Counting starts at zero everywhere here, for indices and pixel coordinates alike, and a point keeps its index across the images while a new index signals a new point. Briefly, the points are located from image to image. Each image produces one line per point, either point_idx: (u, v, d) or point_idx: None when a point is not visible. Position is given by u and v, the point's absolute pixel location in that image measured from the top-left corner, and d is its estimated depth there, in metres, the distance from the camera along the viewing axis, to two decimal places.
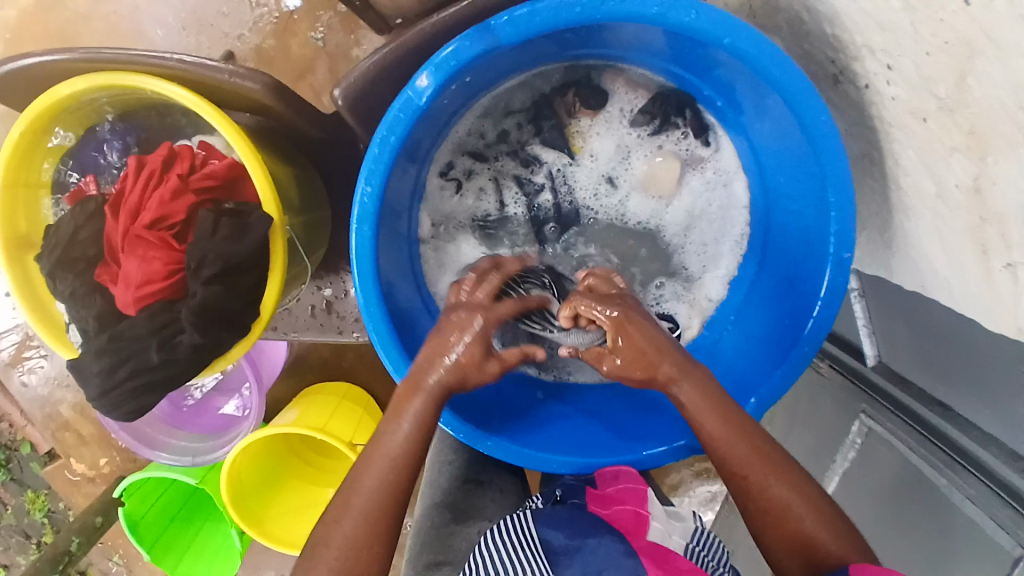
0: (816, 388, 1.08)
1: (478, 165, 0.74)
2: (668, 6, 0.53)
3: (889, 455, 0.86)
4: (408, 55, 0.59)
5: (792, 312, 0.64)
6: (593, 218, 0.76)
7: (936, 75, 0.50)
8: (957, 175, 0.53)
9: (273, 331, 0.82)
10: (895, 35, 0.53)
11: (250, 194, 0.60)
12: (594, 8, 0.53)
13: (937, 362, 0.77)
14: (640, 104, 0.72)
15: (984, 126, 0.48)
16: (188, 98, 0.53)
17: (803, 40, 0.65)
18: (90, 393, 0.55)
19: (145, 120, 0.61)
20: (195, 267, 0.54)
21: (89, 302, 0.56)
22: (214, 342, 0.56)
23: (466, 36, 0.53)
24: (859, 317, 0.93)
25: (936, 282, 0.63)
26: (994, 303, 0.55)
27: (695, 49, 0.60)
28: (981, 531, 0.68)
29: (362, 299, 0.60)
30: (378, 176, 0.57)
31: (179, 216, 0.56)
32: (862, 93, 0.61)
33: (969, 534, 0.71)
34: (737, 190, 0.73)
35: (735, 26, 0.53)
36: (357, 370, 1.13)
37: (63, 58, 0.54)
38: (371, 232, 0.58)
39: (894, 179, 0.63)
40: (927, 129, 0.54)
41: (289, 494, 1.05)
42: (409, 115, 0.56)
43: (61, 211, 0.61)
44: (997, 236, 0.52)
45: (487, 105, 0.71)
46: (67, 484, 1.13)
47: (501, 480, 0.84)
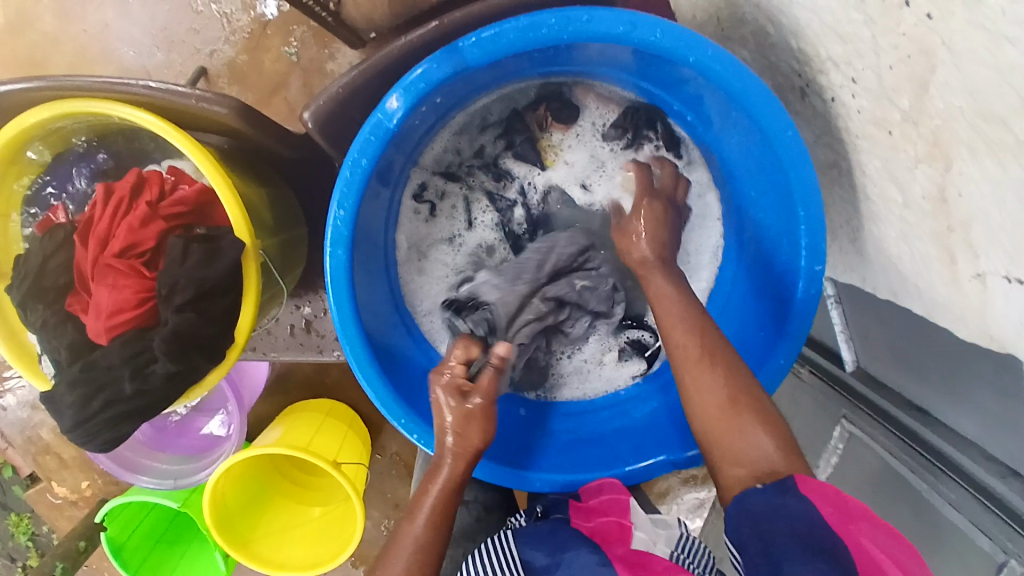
0: (798, 391, 1.09)
1: (450, 185, 0.75)
2: (635, 25, 0.53)
3: (871, 459, 0.87)
4: (378, 77, 0.59)
5: (767, 324, 0.65)
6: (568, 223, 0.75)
7: (896, 87, 0.51)
8: (923, 185, 0.54)
9: (252, 351, 0.82)
10: (856, 47, 0.53)
11: (220, 219, 0.59)
12: (561, 29, 0.53)
13: (915, 364, 0.79)
14: (610, 118, 0.73)
15: (946, 138, 0.49)
16: (155, 125, 0.52)
17: (769, 52, 0.66)
18: (64, 424, 0.55)
19: (115, 145, 0.60)
20: (167, 294, 0.54)
21: (61, 331, 0.55)
22: (188, 369, 0.55)
23: (434, 58, 0.54)
24: (837, 322, 0.94)
25: (908, 289, 0.64)
26: (965, 310, 0.56)
27: (663, 66, 0.61)
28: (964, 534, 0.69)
29: (338, 322, 0.60)
30: (351, 199, 0.57)
31: (148, 244, 0.55)
32: (828, 105, 0.62)
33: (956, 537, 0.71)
34: (710, 202, 0.74)
35: (700, 44, 0.54)
36: (341, 385, 1.12)
37: (31, 88, 0.54)
38: (346, 255, 0.58)
39: (863, 189, 0.64)
40: (892, 140, 0.55)
41: (274, 514, 1.04)
42: (380, 137, 0.56)
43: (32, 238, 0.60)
44: (964, 244, 0.53)
45: (463, 122, 0.72)
46: (49, 509, 1.11)
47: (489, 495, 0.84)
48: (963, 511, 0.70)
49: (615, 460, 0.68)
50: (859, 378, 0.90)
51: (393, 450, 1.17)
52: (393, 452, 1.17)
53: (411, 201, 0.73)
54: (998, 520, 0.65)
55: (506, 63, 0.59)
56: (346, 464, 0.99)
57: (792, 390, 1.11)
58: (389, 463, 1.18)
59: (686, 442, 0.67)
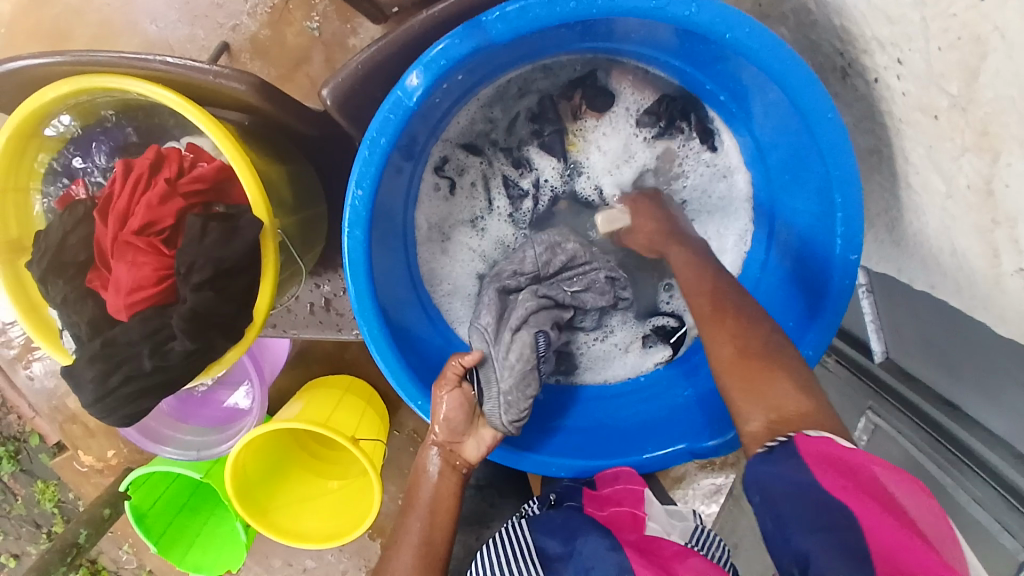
0: (822, 380, 1.06)
1: (472, 158, 0.72)
2: (667, 0, 0.51)
3: (896, 453, 0.85)
4: (398, 54, 0.57)
5: (796, 315, 0.64)
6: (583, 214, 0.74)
7: (945, 71, 0.48)
8: (968, 175, 0.51)
9: (272, 329, 0.82)
10: (904, 28, 0.50)
11: (240, 196, 0.59)
12: (589, 3, 0.51)
13: (948, 358, 0.76)
14: (645, 103, 0.70)
15: (995, 127, 0.46)
16: (175, 101, 0.52)
17: (810, 30, 0.63)
18: (84, 398, 0.55)
19: (136, 120, 0.60)
20: (185, 272, 0.54)
21: (81, 307, 0.55)
22: (206, 347, 0.55)
23: (456, 34, 0.52)
24: (866, 313, 0.91)
25: (946, 282, 0.61)
26: (1007, 308, 0.53)
27: (696, 45, 0.58)
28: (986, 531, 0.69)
29: (356, 304, 0.60)
30: (370, 178, 0.56)
31: (168, 221, 0.55)
32: (871, 88, 0.58)
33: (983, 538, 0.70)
34: (739, 183, 0.71)
35: (736, 21, 0.51)
36: (360, 362, 1.13)
37: (52, 63, 0.53)
38: (363, 236, 0.57)
39: (903, 177, 0.61)
40: (938, 127, 0.52)
41: (294, 485, 1.06)
42: (400, 116, 0.55)
43: (51, 210, 0.60)
44: (1009, 240, 0.50)
45: (493, 93, 0.69)
46: (76, 475, 1.13)
47: (504, 476, 0.83)
48: (987, 509, 0.69)
49: (633, 448, 0.68)
50: (886, 369, 0.88)
51: (411, 427, 1.18)
52: (410, 429, 1.18)
53: (432, 174, 0.71)
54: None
55: (530, 40, 0.57)
56: (364, 439, 1.00)
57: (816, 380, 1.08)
58: (407, 440, 1.19)
59: (704, 432, 0.66)
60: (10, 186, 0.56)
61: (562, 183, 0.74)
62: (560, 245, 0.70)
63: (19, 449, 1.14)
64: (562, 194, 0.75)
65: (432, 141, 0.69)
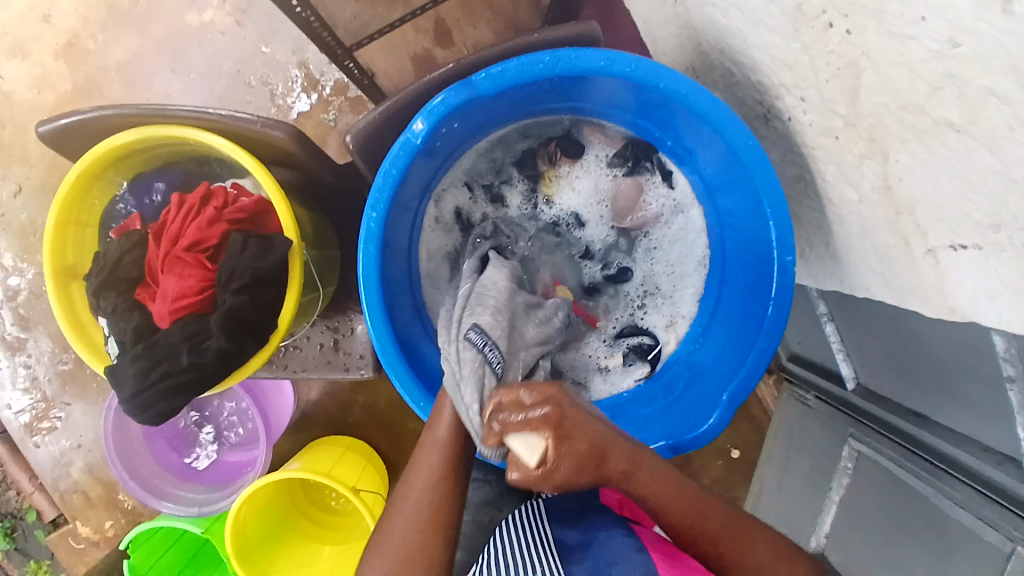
0: (805, 419, 1.11)
1: (467, 198, 0.85)
2: (613, 60, 0.64)
3: (878, 475, 0.89)
4: (407, 108, 0.71)
5: (755, 317, 0.73)
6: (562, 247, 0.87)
7: (834, 97, 0.61)
8: (870, 179, 0.63)
9: (283, 370, 0.88)
10: (800, 70, 0.64)
11: (273, 226, 0.69)
12: (554, 64, 0.64)
13: (906, 371, 0.82)
14: (612, 150, 0.84)
15: (880, 134, 0.58)
16: (227, 146, 0.64)
17: (735, 89, 0.79)
18: (124, 395, 0.62)
19: (185, 167, 0.72)
20: (225, 280, 0.62)
21: (129, 316, 0.64)
22: (238, 347, 0.63)
23: (452, 88, 0.65)
24: (832, 339, 0.97)
25: (878, 282, 0.71)
26: (927, 287, 0.62)
27: (645, 99, 0.72)
28: (971, 532, 0.70)
29: (370, 320, 0.69)
30: (382, 204, 0.67)
31: (212, 241, 0.65)
32: (787, 125, 0.73)
33: (965, 539, 0.71)
34: (694, 216, 0.83)
35: (667, 73, 0.65)
36: (362, 423, 1.18)
37: (118, 113, 0.65)
38: (377, 252, 0.68)
39: (825, 196, 0.73)
40: (839, 145, 0.65)
41: (290, 551, 1.05)
42: (408, 153, 0.67)
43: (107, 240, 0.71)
44: (913, 225, 0.60)
45: (492, 142, 0.83)
46: (70, 553, 1.13)
47: (502, 505, 0.86)
48: (970, 509, 0.70)
49: None
50: (861, 396, 0.95)
51: None
52: None
53: (435, 211, 0.83)
54: (999, 509, 0.67)
55: (511, 96, 0.71)
56: (365, 491, 1.03)
57: (798, 420, 1.14)
58: None
59: (683, 430, 0.73)
60: (72, 220, 0.68)
61: (536, 217, 0.86)
62: (505, 235, 0.83)
63: (15, 525, 1.15)
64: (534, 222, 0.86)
65: (440, 175, 0.81)
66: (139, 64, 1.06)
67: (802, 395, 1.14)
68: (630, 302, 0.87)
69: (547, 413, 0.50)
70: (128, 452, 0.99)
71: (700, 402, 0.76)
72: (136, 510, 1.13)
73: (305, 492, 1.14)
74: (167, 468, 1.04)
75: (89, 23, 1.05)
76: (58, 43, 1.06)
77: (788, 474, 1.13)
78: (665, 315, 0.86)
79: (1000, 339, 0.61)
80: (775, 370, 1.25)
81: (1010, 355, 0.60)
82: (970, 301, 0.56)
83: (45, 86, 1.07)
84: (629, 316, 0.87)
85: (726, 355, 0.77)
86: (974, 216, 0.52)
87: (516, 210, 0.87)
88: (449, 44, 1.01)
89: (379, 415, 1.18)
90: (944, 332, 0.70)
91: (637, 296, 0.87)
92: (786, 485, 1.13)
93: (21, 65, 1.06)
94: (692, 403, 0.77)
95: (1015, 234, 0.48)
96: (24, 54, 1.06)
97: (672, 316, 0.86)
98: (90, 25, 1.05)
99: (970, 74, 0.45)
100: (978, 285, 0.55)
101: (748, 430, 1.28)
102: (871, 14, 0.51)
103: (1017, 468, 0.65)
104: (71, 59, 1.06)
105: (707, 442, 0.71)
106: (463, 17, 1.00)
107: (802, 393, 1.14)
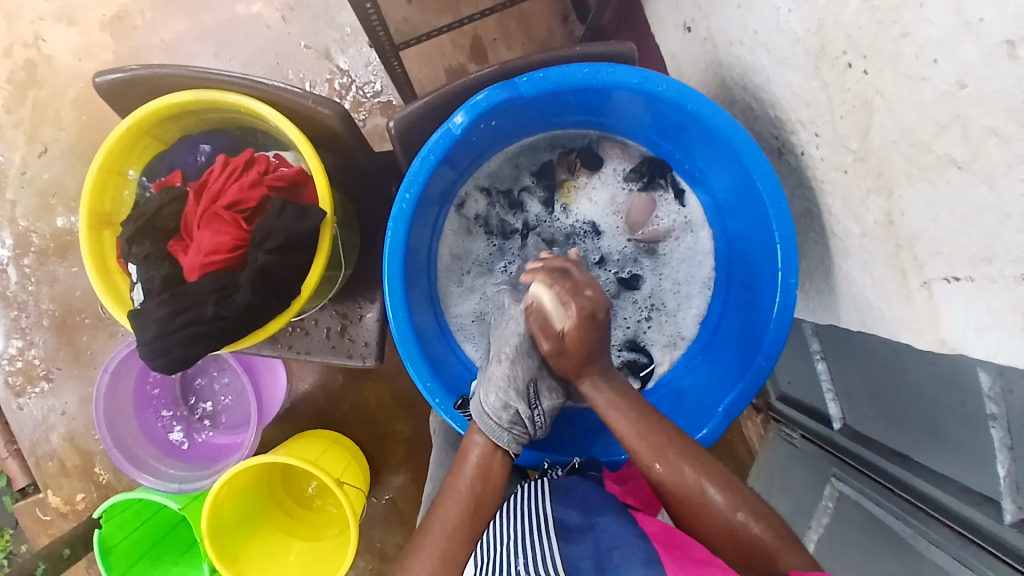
0: (789, 457, 1.14)
1: (486, 199, 0.89)
2: (646, 79, 0.69)
3: (856, 515, 0.91)
4: (448, 100, 0.75)
5: (754, 337, 0.77)
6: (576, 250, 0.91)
7: (847, 133, 0.66)
8: (874, 213, 0.67)
9: (287, 350, 0.88)
10: (816, 108, 0.69)
11: (308, 198, 0.72)
12: (593, 76, 0.69)
13: (892, 412, 0.84)
14: (629, 166, 0.89)
15: (886, 170, 0.63)
16: (276, 117, 0.67)
17: (754, 124, 0.84)
18: (144, 337, 0.64)
19: (233, 134, 0.77)
20: (260, 239, 0.65)
21: (159, 265, 0.67)
22: (261, 306, 0.65)
23: (495, 86, 0.69)
24: (824, 377, 0.99)
25: (873, 315, 0.74)
26: (919, 319, 0.65)
27: (668, 119, 0.76)
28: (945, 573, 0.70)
29: (391, 306, 0.72)
30: (417, 185, 0.71)
31: (251, 203, 0.68)
32: (799, 159, 0.78)
33: None
34: (703, 238, 0.89)
35: (693, 96, 0.69)
36: (350, 421, 1.16)
37: (172, 72, 0.68)
38: (405, 230, 0.71)
39: (830, 228, 0.78)
40: (848, 179, 0.70)
41: (263, 539, 1.03)
42: (446, 143, 0.70)
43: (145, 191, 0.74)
44: (911, 258, 0.64)
45: (518, 149, 0.88)
46: (35, 522, 1.12)
47: None
48: (947, 550, 0.71)
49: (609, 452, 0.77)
50: (847, 435, 0.96)
51: (389, 496, 1.17)
52: (388, 498, 1.17)
53: (456, 214, 0.88)
54: (975, 549, 0.68)
55: (546, 101, 0.75)
56: (348, 484, 1.02)
57: (782, 459, 1.16)
58: (384, 510, 1.17)
59: None
60: (115, 170, 0.71)
61: (549, 222, 0.91)
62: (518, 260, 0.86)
63: None
64: (548, 229, 0.91)
65: (468, 173, 0.86)
66: (184, 45, 1.10)
67: (789, 434, 1.16)
68: (637, 310, 0.91)
69: (582, 300, 0.67)
70: (117, 418, 0.98)
71: (695, 416, 0.79)
72: (110, 485, 1.12)
73: (282, 482, 1.12)
74: (153, 440, 1.04)
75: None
76: (104, 13, 1.10)
77: (768, 511, 1.15)
78: (666, 333, 0.90)
79: (986, 376, 0.62)
80: (763, 409, 1.28)
81: (994, 393, 0.62)
82: (961, 333, 0.59)
83: (86, 54, 1.10)
84: (633, 325, 0.91)
85: (720, 374, 0.81)
86: (969, 250, 0.56)
87: (531, 218, 0.91)
88: (483, 60, 1.08)
89: (369, 415, 1.17)
90: (927, 373, 0.73)
91: (645, 306, 0.91)
92: None
93: (65, 29, 1.10)
94: (684, 419, 0.80)
95: (1006, 267, 0.52)
96: (68, 20, 1.10)
97: (673, 335, 0.90)
98: (139, 2, 1.09)
99: (975, 114, 0.49)
100: (969, 317, 0.58)
101: (732, 469, 1.29)
102: (887, 58, 0.56)
103: (995, 508, 0.66)
104: (116, 31, 1.10)
105: (701, 451, 0.74)
106: (499, 37, 1.08)
107: (790, 433, 1.16)
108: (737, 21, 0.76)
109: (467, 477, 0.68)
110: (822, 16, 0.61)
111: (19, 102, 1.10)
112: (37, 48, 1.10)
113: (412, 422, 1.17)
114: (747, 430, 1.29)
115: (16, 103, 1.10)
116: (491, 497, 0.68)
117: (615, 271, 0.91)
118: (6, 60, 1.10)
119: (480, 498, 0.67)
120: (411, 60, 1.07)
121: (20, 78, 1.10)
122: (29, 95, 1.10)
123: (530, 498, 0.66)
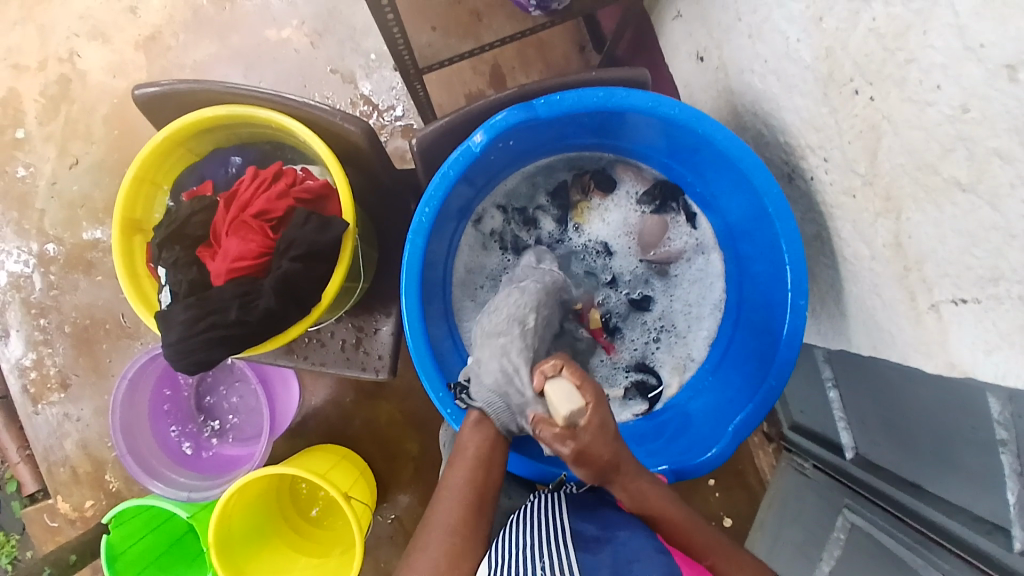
0: (801, 488, 1.13)
1: (502, 216, 0.92)
2: (661, 102, 0.71)
3: (867, 545, 0.89)
4: (469, 120, 0.78)
5: (764, 357, 0.78)
6: (586, 269, 0.93)
7: (856, 157, 0.68)
8: (883, 236, 0.69)
9: (302, 360, 0.89)
10: (825, 133, 0.71)
11: (331, 210, 0.75)
12: (609, 99, 0.72)
13: (903, 441, 0.83)
14: (642, 189, 0.91)
15: (895, 193, 0.64)
16: (306, 132, 0.70)
17: (764, 149, 0.87)
18: (169, 338, 0.66)
19: (261, 147, 0.80)
20: (285, 247, 0.67)
21: (187, 270, 0.70)
22: (283, 311, 0.67)
23: (514, 107, 0.72)
24: (836, 405, 0.98)
25: (884, 339, 0.75)
26: (929, 341, 0.66)
27: (680, 141, 0.79)
28: None
29: (406, 318, 0.74)
30: (437, 200, 0.73)
31: (277, 213, 0.71)
32: (810, 184, 0.80)
33: None
34: (714, 261, 0.91)
35: (705, 120, 0.71)
36: (360, 437, 1.17)
37: (207, 88, 0.71)
38: (423, 243, 0.73)
39: (841, 252, 0.79)
40: (857, 203, 0.72)
41: (269, 554, 1.02)
42: (466, 159, 0.73)
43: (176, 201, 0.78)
44: (920, 281, 0.65)
45: (535, 169, 0.91)
46: (42, 530, 1.12)
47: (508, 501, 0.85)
48: None
49: None
50: (859, 466, 0.95)
51: (395, 515, 1.17)
52: (394, 517, 1.17)
53: (472, 231, 0.90)
54: None
55: (562, 123, 0.78)
56: (355, 499, 1.02)
57: (794, 489, 1.15)
58: (390, 529, 1.17)
59: (686, 459, 0.77)
60: (149, 178, 0.74)
61: (562, 240, 0.93)
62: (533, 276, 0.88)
63: None
64: (561, 246, 0.93)
65: (486, 191, 0.89)
66: (214, 67, 1.15)
67: (801, 465, 1.15)
68: (647, 330, 0.92)
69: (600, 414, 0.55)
70: (131, 427, 1.00)
71: (703, 438, 0.79)
72: (120, 493, 1.12)
73: (291, 498, 1.12)
74: (165, 448, 1.05)
75: (174, 24, 1.15)
76: (140, 35, 1.15)
77: (779, 542, 1.13)
78: (675, 355, 0.91)
79: (996, 402, 0.61)
80: (774, 438, 1.27)
81: (1004, 420, 0.61)
82: (971, 355, 0.60)
83: (120, 72, 1.15)
84: (643, 345, 0.92)
85: (731, 395, 0.82)
86: (976, 269, 0.57)
87: (545, 235, 0.93)
88: (501, 85, 1.12)
89: (379, 432, 1.17)
90: (938, 400, 0.73)
91: (654, 327, 0.92)
92: (778, 553, 1.12)
93: (101, 49, 1.15)
94: (691, 440, 0.80)
95: (1012, 288, 0.53)
96: (104, 39, 1.15)
97: (684, 356, 0.91)
98: (174, 25, 1.15)
99: (979, 136, 0.51)
100: (977, 339, 0.59)
101: (743, 498, 1.28)
102: (894, 82, 0.58)
103: (1006, 538, 0.65)
104: (150, 52, 1.15)
105: (710, 469, 0.74)
106: (517, 65, 1.12)
107: (802, 462, 1.15)
108: (748, 50, 0.79)
109: (471, 466, 0.64)
110: (830, 44, 0.64)
111: (53, 115, 1.15)
112: (72, 64, 1.15)
113: (422, 441, 1.17)
114: (757, 459, 1.28)
115: (50, 117, 1.15)
116: (490, 491, 0.64)
117: (626, 291, 0.93)
118: (43, 76, 1.16)
119: (484, 491, 0.63)
120: (432, 84, 1.11)
121: (55, 93, 1.15)
122: (63, 109, 1.15)
123: (544, 508, 0.65)
